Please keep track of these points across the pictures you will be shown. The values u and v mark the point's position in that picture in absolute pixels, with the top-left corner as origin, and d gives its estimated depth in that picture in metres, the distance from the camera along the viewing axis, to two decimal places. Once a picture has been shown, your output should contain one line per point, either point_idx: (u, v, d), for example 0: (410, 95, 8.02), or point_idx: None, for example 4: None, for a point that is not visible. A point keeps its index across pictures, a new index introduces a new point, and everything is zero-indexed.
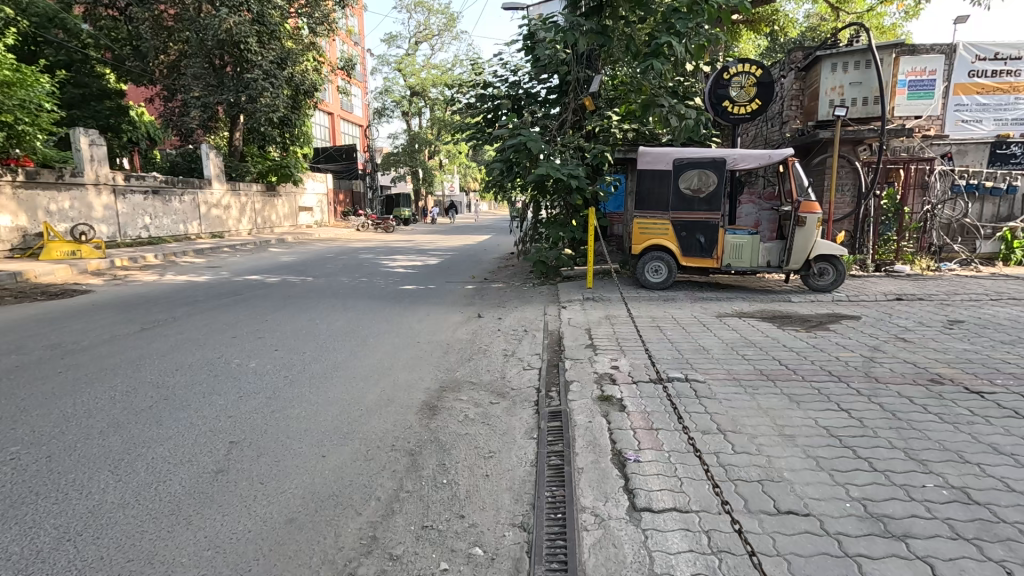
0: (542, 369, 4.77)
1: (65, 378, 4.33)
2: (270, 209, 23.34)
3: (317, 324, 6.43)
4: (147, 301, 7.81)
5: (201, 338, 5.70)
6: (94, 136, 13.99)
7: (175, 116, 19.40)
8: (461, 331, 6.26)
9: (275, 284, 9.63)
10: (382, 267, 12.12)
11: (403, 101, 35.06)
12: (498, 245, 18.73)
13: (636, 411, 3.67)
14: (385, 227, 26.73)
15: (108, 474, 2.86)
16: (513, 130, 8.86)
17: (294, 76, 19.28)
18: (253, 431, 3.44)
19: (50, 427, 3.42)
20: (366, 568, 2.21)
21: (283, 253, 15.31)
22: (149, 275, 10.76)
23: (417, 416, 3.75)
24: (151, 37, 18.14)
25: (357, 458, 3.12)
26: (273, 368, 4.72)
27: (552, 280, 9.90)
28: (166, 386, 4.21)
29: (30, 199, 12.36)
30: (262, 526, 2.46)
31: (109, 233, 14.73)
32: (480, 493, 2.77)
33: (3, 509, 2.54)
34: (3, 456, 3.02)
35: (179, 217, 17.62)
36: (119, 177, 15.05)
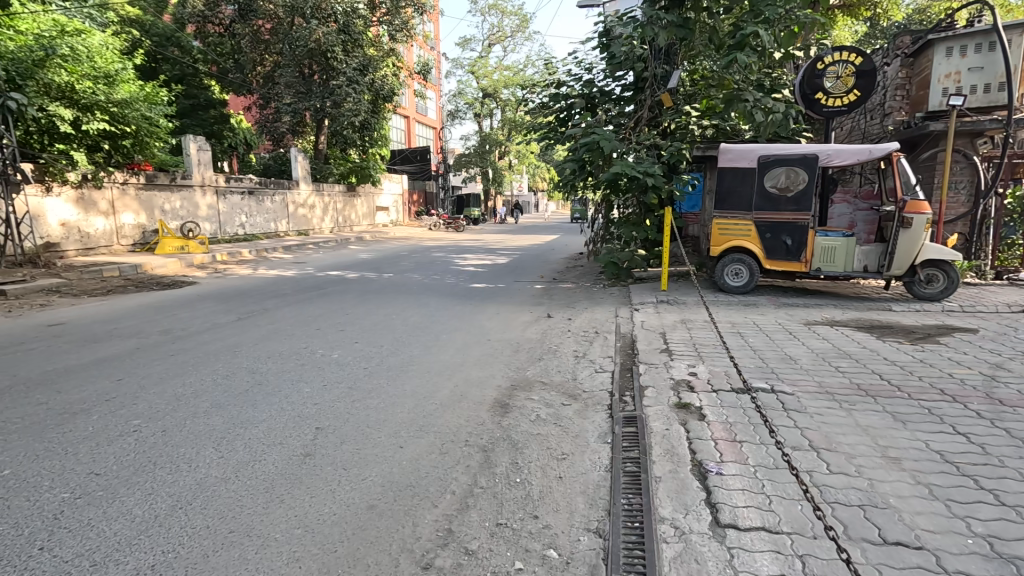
0: (614, 372, 4.67)
1: (175, 361, 4.81)
2: (350, 208, 24.67)
3: (394, 319, 6.69)
4: (242, 293, 8.48)
5: (289, 329, 6.10)
6: (202, 142, 15.43)
7: (268, 123, 20.98)
8: (530, 331, 6.26)
9: (354, 279, 10.15)
10: (453, 266, 12.41)
11: (475, 103, 35.79)
12: (566, 245, 18.65)
13: (717, 422, 3.49)
14: (456, 227, 27.41)
15: (212, 450, 3.13)
16: (586, 129, 8.73)
17: (375, 82, 20.25)
18: (337, 418, 3.63)
19: (164, 405, 3.80)
20: (443, 560, 2.26)
21: (361, 251, 16.11)
22: (244, 269, 11.72)
23: (489, 413, 3.79)
24: (250, 50, 19.85)
25: (433, 451, 3.20)
26: (354, 359, 4.97)
27: (623, 281, 9.68)
28: (261, 372, 4.55)
29: (149, 199, 13.85)
30: (345, 510, 2.58)
31: (212, 230, 16.20)
32: (554, 495, 2.75)
33: (128, 474, 2.85)
34: (127, 428, 3.39)
35: (271, 216, 19.05)
36: (221, 179, 16.52)
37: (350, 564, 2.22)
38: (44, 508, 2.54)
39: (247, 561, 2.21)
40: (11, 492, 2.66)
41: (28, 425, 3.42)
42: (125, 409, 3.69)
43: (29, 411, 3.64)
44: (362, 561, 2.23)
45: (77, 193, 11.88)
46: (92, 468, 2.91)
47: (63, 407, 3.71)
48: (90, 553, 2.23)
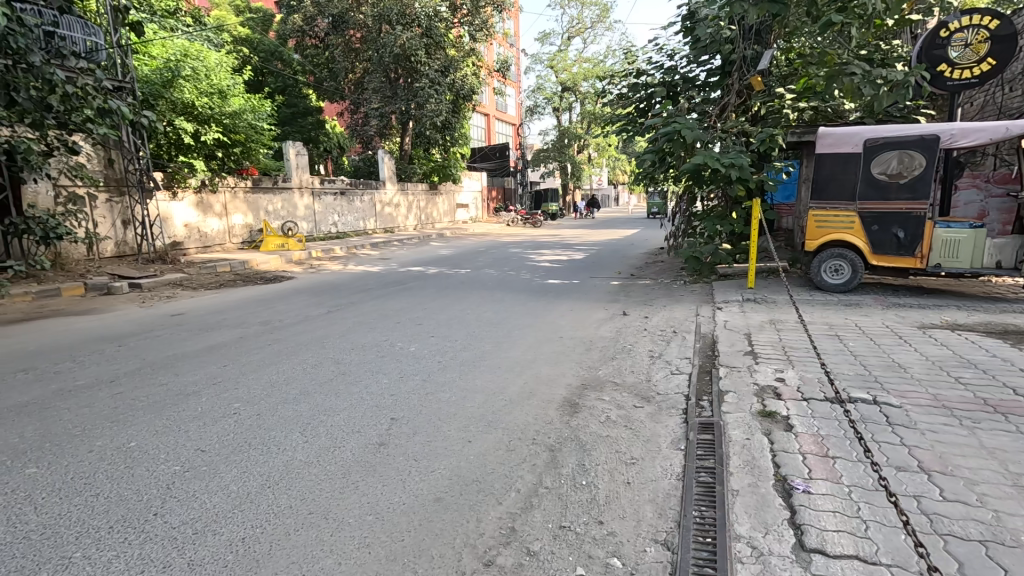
0: (691, 375, 4.43)
1: (271, 350, 5.25)
2: (433, 206, 25.56)
3: (469, 314, 6.83)
4: (332, 288, 9.10)
5: (372, 322, 6.45)
6: (300, 147, 16.70)
7: (358, 127, 22.26)
8: (605, 329, 6.11)
9: (434, 274, 10.51)
10: (528, 261, 12.44)
11: (554, 97, 35.59)
12: (647, 240, 18.01)
13: (807, 434, 3.19)
14: (534, 222, 27.51)
15: (299, 435, 3.38)
16: (667, 118, 8.31)
17: (455, 82, 20.83)
18: (411, 410, 3.76)
19: (260, 390, 4.16)
20: (505, 558, 2.26)
21: (442, 247, 16.61)
22: (336, 265, 12.55)
23: (559, 412, 3.75)
24: (343, 59, 21.05)
25: (500, 448, 3.22)
26: (430, 353, 5.14)
27: (706, 278, 9.17)
28: (344, 363, 4.84)
29: (255, 202, 15.24)
30: (414, 500, 2.67)
31: (309, 229, 17.53)
32: (621, 501, 2.66)
33: (228, 452, 3.15)
34: (229, 410, 3.76)
35: (360, 215, 20.25)
36: (316, 181, 17.80)
37: (414, 554, 2.28)
38: (160, 478, 2.87)
39: (322, 542, 2.35)
40: (134, 461, 3.03)
41: (151, 403, 3.90)
42: (227, 393, 4.09)
43: (152, 390, 4.14)
44: (426, 552, 2.29)
45: (197, 197, 13.31)
46: (199, 444, 3.25)
47: (179, 388, 4.19)
48: (193, 523, 2.48)
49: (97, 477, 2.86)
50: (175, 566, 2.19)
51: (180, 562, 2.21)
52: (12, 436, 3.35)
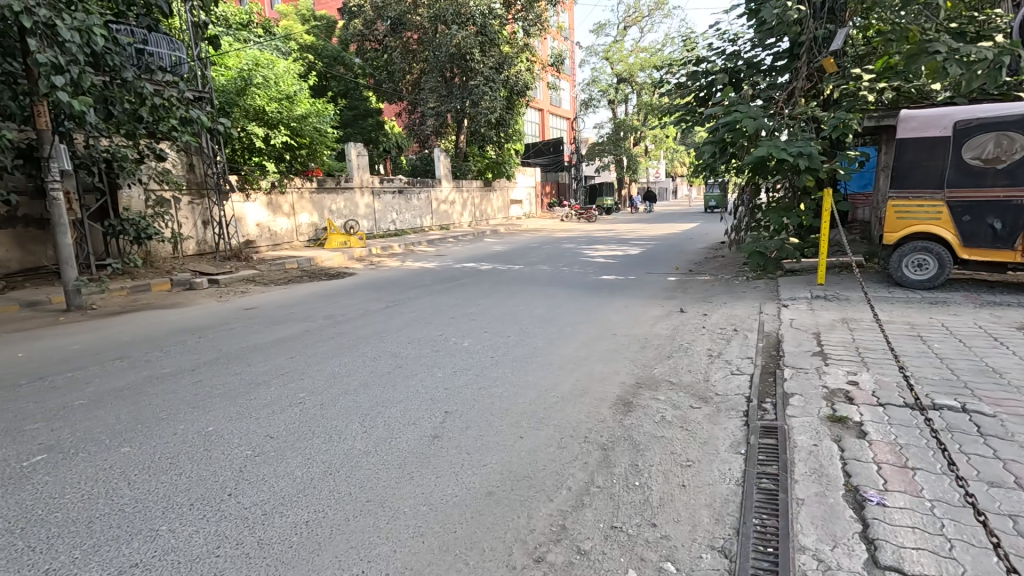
0: (753, 375, 4.23)
1: (334, 343, 5.51)
2: (487, 203, 25.82)
3: (522, 310, 6.85)
4: (391, 284, 9.41)
5: (427, 317, 6.61)
6: (361, 148, 17.32)
7: (415, 126, 22.83)
8: (661, 326, 5.95)
9: (488, 270, 10.61)
10: (582, 257, 12.31)
11: (609, 89, 34.91)
12: (707, 234, 17.34)
13: (882, 442, 2.97)
14: (589, 217, 27.15)
15: (358, 425, 3.53)
16: (728, 107, 7.92)
17: (509, 79, 20.91)
18: (464, 404, 3.84)
19: (323, 381, 4.38)
20: (555, 555, 2.26)
21: (496, 243, 16.76)
22: (394, 262, 12.96)
23: (612, 411, 3.69)
24: (401, 60, 21.64)
25: (552, 444, 3.21)
26: (483, 348, 5.20)
27: (770, 273, 8.71)
28: (401, 356, 5.00)
29: (320, 202, 15.99)
30: (466, 494, 2.72)
31: (369, 227, 18.19)
32: (676, 504, 2.58)
33: (294, 439, 3.34)
34: (295, 399, 3.98)
35: (417, 212, 20.78)
36: (376, 181, 18.41)
37: (466, 546, 2.32)
38: (234, 461, 3.09)
39: (380, 529, 2.44)
40: (212, 444, 3.28)
41: (226, 391, 4.20)
42: (294, 383, 4.34)
43: (228, 379, 4.46)
44: (478, 545, 2.33)
45: (268, 198, 14.12)
46: (269, 431, 3.47)
47: (251, 378, 4.49)
48: (262, 504, 2.65)
49: (180, 458, 3.12)
50: (247, 544, 2.35)
51: (252, 540, 2.37)
52: (110, 417, 3.72)
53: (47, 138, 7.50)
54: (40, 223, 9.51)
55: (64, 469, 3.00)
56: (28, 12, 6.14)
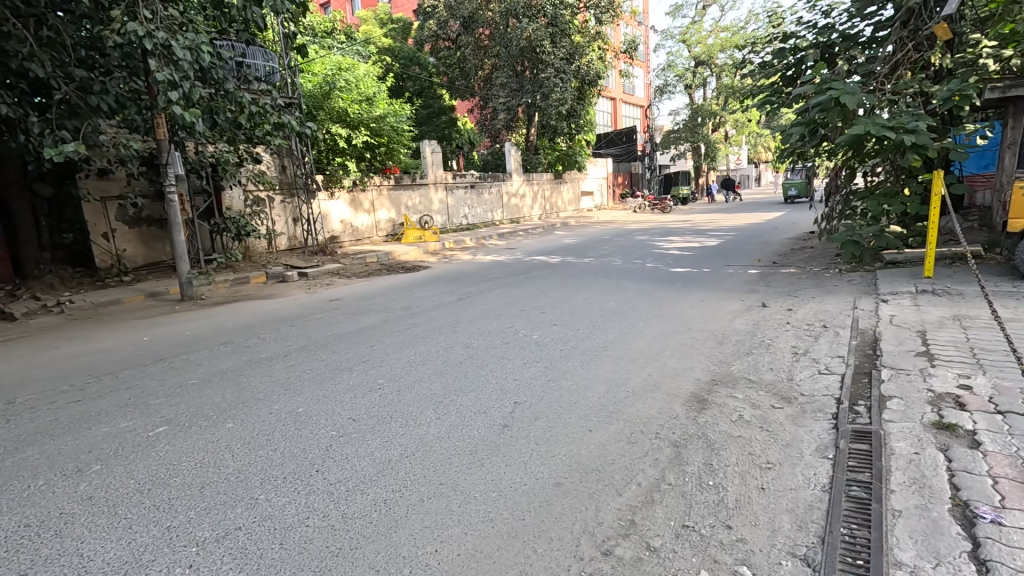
0: (845, 375, 3.91)
1: (410, 333, 5.76)
2: (558, 195, 25.67)
3: (592, 303, 6.78)
4: (463, 277, 9.66)
5: (498, 310, 6.72)
6: (435, 145, 17.83)
7: (487, 121, 23.14)
8: (740, 321, 5.65)
9: (558, 264, 10.58)
10: (656, 249, 11.91)
11: (686, 74, 33.36)
12: (793, 224, 16.15)
13: (1000, 454, 2.65)
14: (663, 208, 26.20)
15: (432, 411, 3.68)
16: (819, 85, 7.28)
17: (581, 69, 20.59)
18: (533, 395, 3.88)
19: (400, 369, 4.61)
20: (623, 549, 2.24)
21: (566, 236, 16.65)
22: (466, 255, 13.26)
23: (685, 408, 3.57)
24: (473, 57, 22.05)
25: (621, 439, 3.17)
26: (552, 341, 5.22)
27: (867, 265, 7.97)
28: (472, 347, 5.14)
29: (397, 198, 16.68)
30: (535, 483, 2.76)
31: (442, 222, 18.72)
32: (753, 507, 2.46)
33: (373, 422, 3.55)
34: (375, 385, 4.23)
35: (488, 207, 21.09)
36: (449, 177, 18.89)
37: (534, 534, 2.36)
38: (321, 440, 3.34)
39: (452, 512, 2.54)
40: (302, 424, 3.58)
41: (314, 375, 4.54)
42: (373, 370, 4.60)
43: (316, 365, 4.82)
44: (545, 533, 2.36)
45: (350, 196, 14.96)
46: (351, 414, 3.71)
47: (336, 364, 4.82)
48: (345, 481, 2.85)
49: (275, 435, 3.42)
50: (332, 516, 2.54)
51: (337, 514, 2.57)
52: (217, 396, 4.15)
53: (165, 147, 8.44)
54: (160, 223, 10.75)
55: (180, 440, 3.40)
56: (149, 36, 6.90)
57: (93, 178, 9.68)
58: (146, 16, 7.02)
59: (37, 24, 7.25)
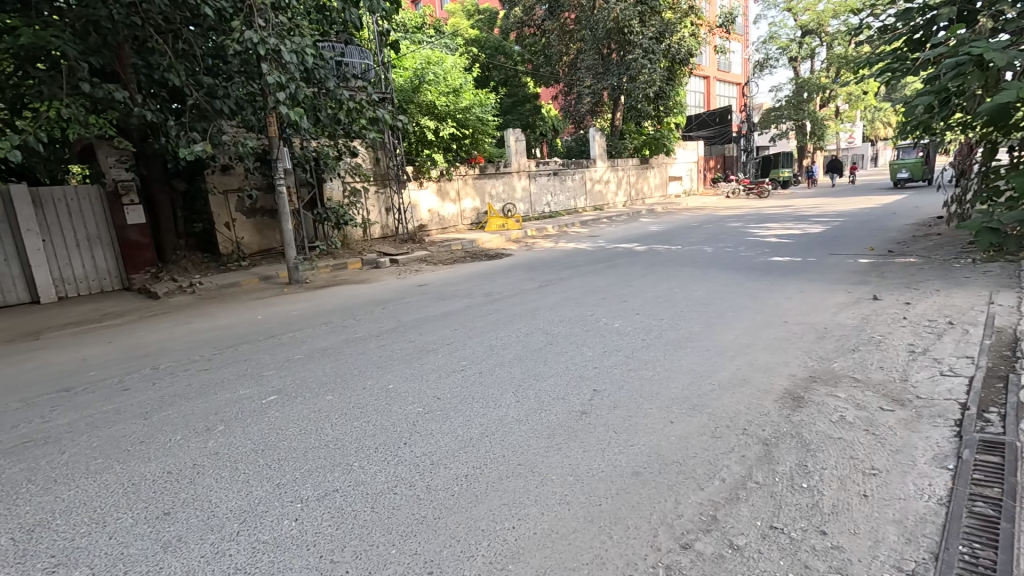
0: (974, 379, 3.45)
1: (491, 318, 5.91)
2: (644, 181, 24.78)
3: (678, 293, 6.52)
4: (545, 264, 9.70)
5: (578, 297, 6.67)
6: (519, 133, 17.87)
7: (571, 107, 22.85)
8: (845, 315, 5.16)
9: (642, 252, 10.25)
10: (750, 237, 11.15)
11: (791, 45, 30.53)
12: (916, 208, 14.30)
13: None
14: (760, 193, 24.37)
15: (511, 394, 3.78)
16: (955, 46, 6.33)
17: (671, 47, 19.57)
18: (613, 384, 3.84)
19: (482, 352, 4.76)
20: (704, 545, 2.17)
21: (652, 223, 16.05)
22: (548, 243, 13.27)
23: (777, 404, 3.35)
24: (558, 42, 21.82)
25: (705, 433, 3.06)
26: (634, 330, 5.11)
27: (1009, 255, 6.90)
28: (552, 334, 5.17)
29: (482, 187, 17.01)
30: (612, 470, 2.74)
31: (525, 209, 18.83)
32: (852, 514, 2.27)
33: (455, 402, 3.71)
34: (457, 367, 4.41)
35: (571, 193, 20.87)
36: (532, 165, 18.93)
37: (611, 520, 2.36)
38: (409, 415, 3.55)
39: (529, 492, 2.61)
40: (392, 399, 3.83)
41: (402, 355, 4.82)
42: (457, 352, 4.80)
43: (404, 346, 5.11)
44: (622, 521, 2.35)
45: (437, 185, 15.49)
46: (436, 393, 3.90)
47: (422, 345, 5.08)
48: (430, 455, 3.02)
49: (369, 408, 3.70)
50: (418, 487, 2.71)
51: (421, 485, 2.73)
52: (319, 370, 4.56)
53: (276, 144, 9.26)
54: (271, 213, 11.87)
55: (288, 408, 3.79)
56: (262, 42, 7.59)
57: (217, 174, 10.90)
58: (260, 24, 7.72)
59: (173, 38, 8.23)
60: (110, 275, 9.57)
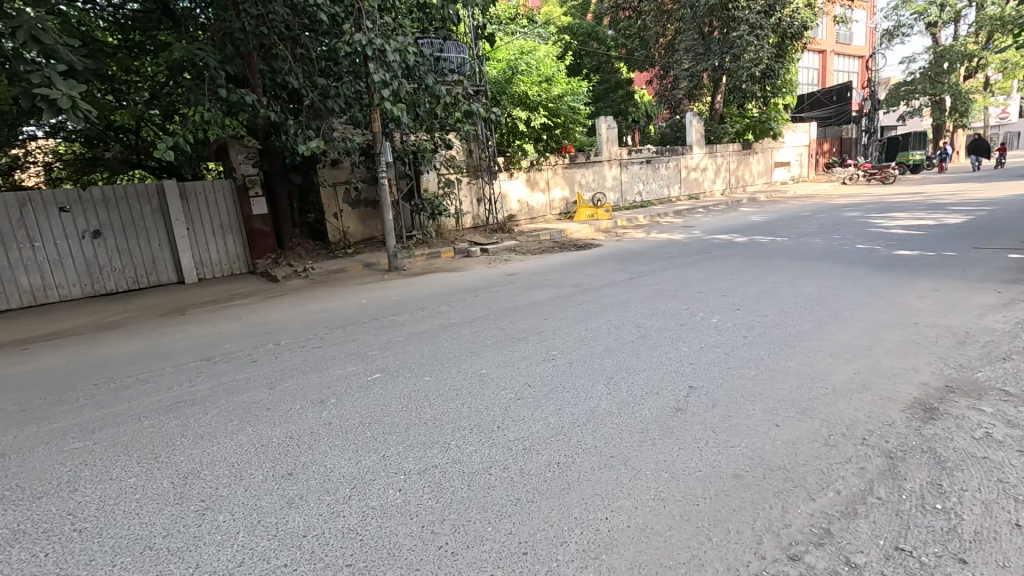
0: None
1: (581, 309, 5.88)
2: (745, 167, 23.14)
3: (784, 288, 6.05)
4: (637, 255, 9.43)
5: (673, 290, 6.42)
6: (611, 121, 17.37)
7: (667, 91, 21.89)
8: (992, 318, 4.49)
9: (742, 243, 9.62)
10: (871, 227, 10.04)
11: (929, 9, 26.69)
12: None
13: None
14: (884, 178, 21.76)
15: (603, 386, 3.75)
16: None
17: (782, 21, 17.99)
18: (711, 381, 3.67)
19: (572, 342, 4.76)
20: (815, 558, 2.03)
21: (753, 213, 15.00)
22: (639, 233, 12.90)
23: (904, 415, 3.01)
24: (654, 24, 20.83)
25: (817, 439, 2.83)
26: (734, 326, 4.83)
27: None
28: (645, 327, 5.03)
29: (572, 176, 16.82)
30: (711, 471, 2.63)
31: (615, 199, 18.39)
32: (1000, 545, 2.00)
33: (545, 390, 3.76)
34: (548, 356, 4.45)
35: (665, 182, 20.05)
36: (624, 153, 18.41)
37: (709, 522, 2.27)
38: (501, 400, 3.66)
39: (622, 485, 2.58)
40: (485, 384, 3.96)
41: (494, 342, 4.95)
42: (547, 341, 4.83)
43: (496, 332, 5.25)
44: (722, 524, 2.25)
45: (527, 175, 15.50)
46: (528, 380, 3.98)
47: (513, 333, 5.19)
48: (522, 440, 3.09)
49: (464, 391, 3.85)
50: (512, 469, 2.80)
51: (515, 468, 2.80)
52: (417, 353, 4.82)
53: (379, 139, 9.83)
54: (374, 204, 12.67)
55: (391, 386, 4.06)
56: (370, 43, 8.08)
57: (328, 168, 11.83)
58: (368, 26, 8.20)
59: (293, 43, 9.00)
60: (239, 260, 10.78)
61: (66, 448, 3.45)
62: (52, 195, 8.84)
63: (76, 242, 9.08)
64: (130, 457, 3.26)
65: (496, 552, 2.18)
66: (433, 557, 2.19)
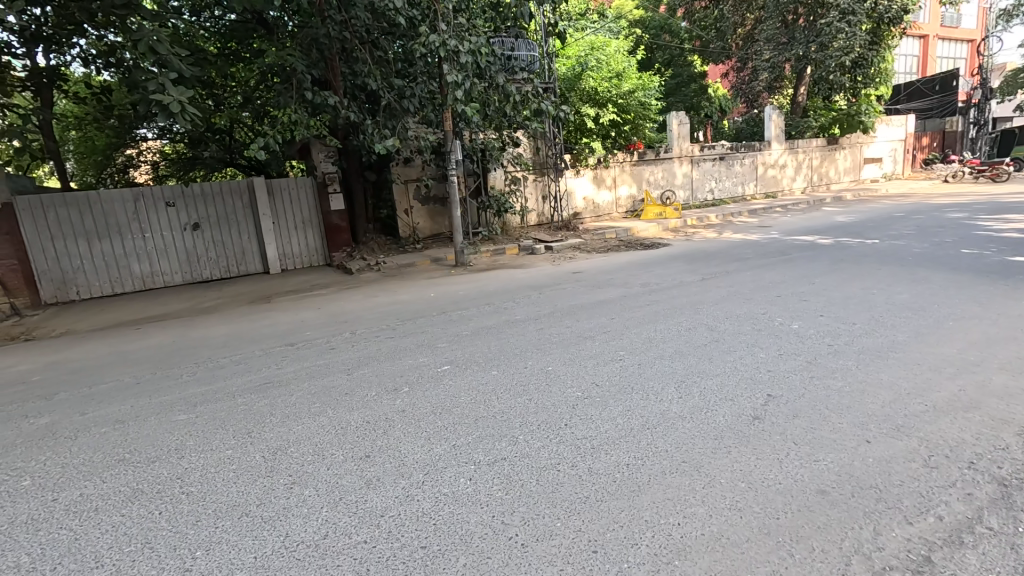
0: None
1: (650, 310, 5.74)
2: (830, 164, 21.58)
3: (876, 294, 5.60)
4: (709, 255, 9.06)
5: (748, 293, 6.12)
6: (683, 116, 16.81)
7: (744, 84, 20.83)
8: None
9: (826, 245, 8.99)
10: (980, 230, 9.06)
11: None
12: None
13: None
14: (995, 175, 19.54)
15: (674, 389, 3.65)
16: None
17: (878, 5, 16.59)
18: (792, 390, 3.47)
19: (640, 343, 4.67)
20: None
21: (838, 213, 13.99)
22: (711, 233, 12.39)
23: (1021, 440, 2.71)
24: (732, 14, 19.91)
25: (917, 460, 2.61)
26: (818, 333, 4.54)
27: None
28: (719, 330, 4.84)
29: (640, 173, 16.44)
30: (793, 484, 2.50)
31: (685, 197, 17.75)
32: None
33: (613, 390, 3.71)
34: (615, 356, 4.40)
35: (739, 179, 19.12)
36: (696, 149, 17.74)
37: (791, 537, 2.16)
38: (568, 398, 3.66)
39: (695, 491, 2.51)
40: (552, 381, 3.97)
41: (560, 339, 4.95)
42: (615, 341, 4.77)
43: (562, 330, 5.24)
44: (806, 541, 2.14)
45: (594, 172, 15.35)
46: (595, 379, 3.94)
47: (580, 331, 5.16)
48: (590, 439, 3.07)
49: (530, 387, 3.89)
50: (580, 467, 2.80)
51: (583, 466, 2.80)
52: (484, 347, 4.92)
53: (450, 137, 10.08)
54: (442, 201, 13.02)
55: (460, 378, 4.17)
56: (444, 44, 8.30)
57: (400, 166, 12.29)
58: (443, 27, 8.42)
59: (372, 46, 9.40)
60: (317, 253, 11.43)
61: (173, 419, 3.83)
62: (160, 191, 9.81)
63: (179, 234, 10.02)
64: (227, 431, 3.57)
65: (566, 548, 2.20)
66: (503, 547, 2.24)
